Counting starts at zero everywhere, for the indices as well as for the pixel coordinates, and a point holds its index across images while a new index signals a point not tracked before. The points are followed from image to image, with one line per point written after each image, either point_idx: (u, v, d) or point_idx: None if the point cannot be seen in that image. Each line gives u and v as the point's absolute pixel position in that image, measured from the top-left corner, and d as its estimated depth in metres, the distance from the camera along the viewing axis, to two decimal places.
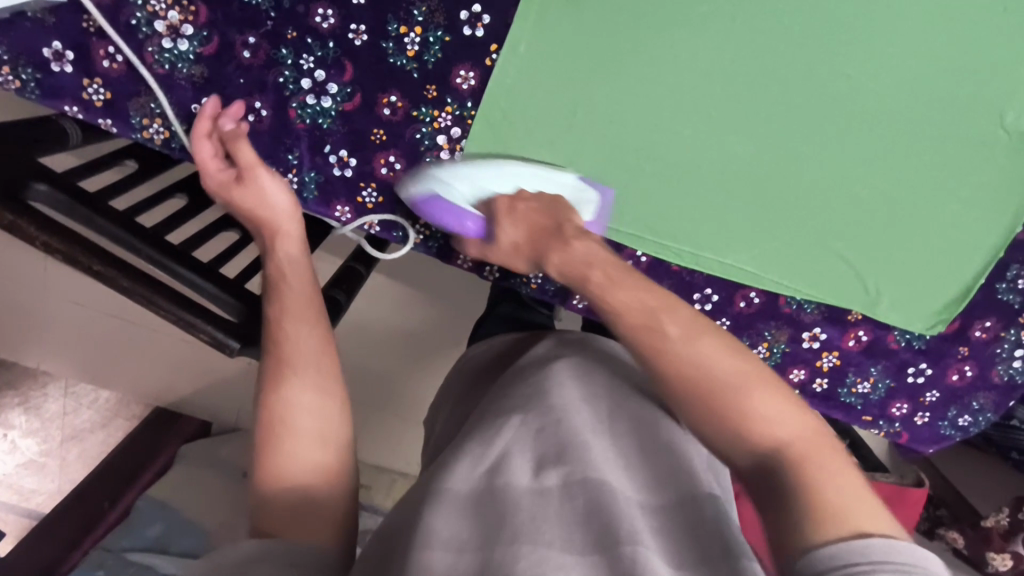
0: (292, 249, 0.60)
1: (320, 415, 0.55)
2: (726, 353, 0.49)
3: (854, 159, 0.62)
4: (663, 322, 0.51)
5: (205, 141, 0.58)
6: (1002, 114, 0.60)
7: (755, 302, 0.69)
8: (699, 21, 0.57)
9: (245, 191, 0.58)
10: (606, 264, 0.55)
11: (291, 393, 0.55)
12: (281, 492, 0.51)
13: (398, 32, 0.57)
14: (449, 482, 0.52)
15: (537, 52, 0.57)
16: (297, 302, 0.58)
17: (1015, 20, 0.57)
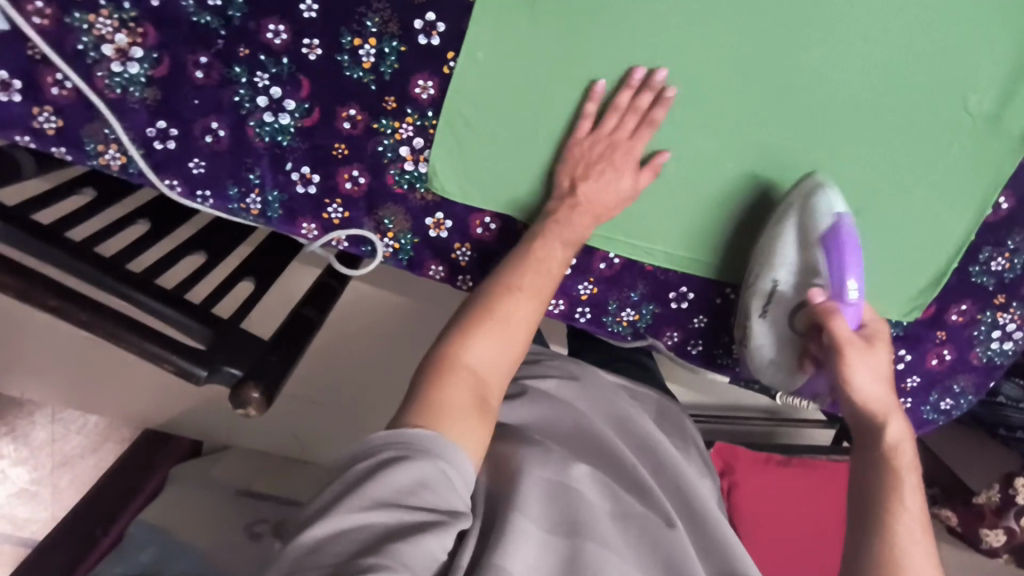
0: (561, 243, 0.59)
1: (500, 343, 0.54)
2: (877, 377, 0.58)
3: (820, 150, 0.62)
4: (889, 424, 0.58)
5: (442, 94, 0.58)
6: (965, 98, 0.60)
7: (730, 298, 0.70)
8: (656, 19, 0.56)
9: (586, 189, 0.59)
10: (545, 286, 0.58)
11: (485, 329, 0.53)
12: (467, 384, 0.51)
13: (353, 44, 0.56)
14: (532, 467, 0.52)
15: (496, 58, 0.56)
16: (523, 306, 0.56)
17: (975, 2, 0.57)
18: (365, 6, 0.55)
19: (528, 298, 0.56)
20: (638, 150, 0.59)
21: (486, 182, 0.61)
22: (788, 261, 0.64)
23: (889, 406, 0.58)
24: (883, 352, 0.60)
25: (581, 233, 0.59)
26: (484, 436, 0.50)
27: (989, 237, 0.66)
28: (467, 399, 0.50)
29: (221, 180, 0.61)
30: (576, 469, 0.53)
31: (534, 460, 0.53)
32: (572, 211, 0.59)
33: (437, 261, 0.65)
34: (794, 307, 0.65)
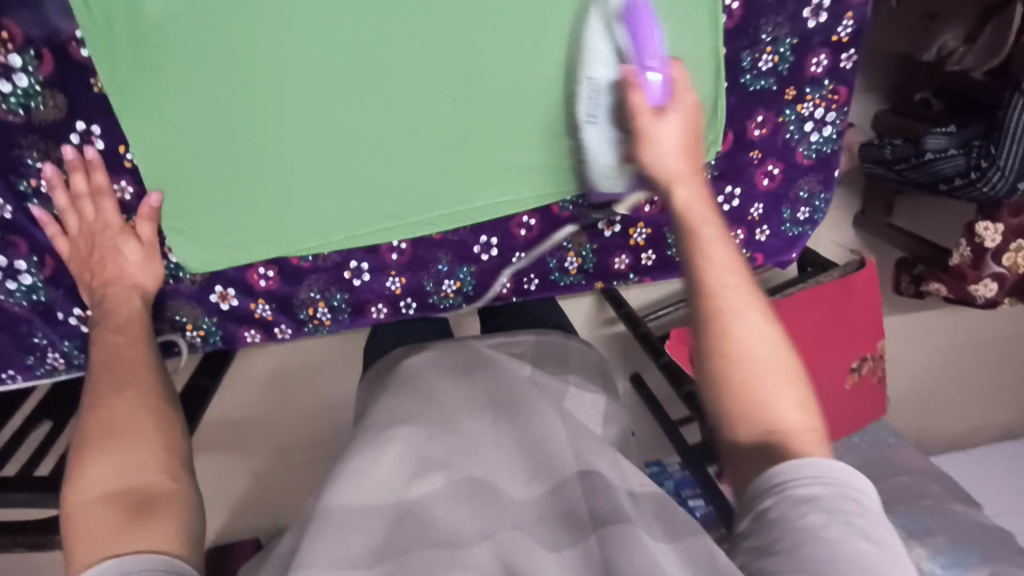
0: (116, 330, 0.54)
1: (128, 450, 0.45)
2: (668, 146, 0.54)
3: (522, 50, 0.58)
4: (710, 244, 0.50)
5: (102, 170, 0.56)
6: None
7: (533, 224, 0.67)
8: (273, 22, 0.52)
9: (122, 251, 0.57)
10: (132, 327, 0.55)
11: (99, 450, 0.45)
12: (99, 501, 0.42)
13: (32, 185, 0.56)
14: (332, 492, 0.45)
15: (163, 128, 0.55)
16: (131, 350, 0.53)
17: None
18: (18, 146, 0.54)
19: (132, 366, 0.51)
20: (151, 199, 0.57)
21: (235, 241, 0.61)
22: (604, 51, 0.57)
23: (737, 288, 0.49)
24: (673, 122, 0.55)
25: (130, 303, 0.56)
26: (175, 531, 0.41)
27: (741, 43, 0.62)
28: (108, 516, 0.41)
29: (14, 355, 0.62)
30: (392, 457, 0.47)
31: (339, 477, 0.46)
32: (103, 287, 0.56)
33: (247, 326, 0.66)
34: (615, 107, 0.58)
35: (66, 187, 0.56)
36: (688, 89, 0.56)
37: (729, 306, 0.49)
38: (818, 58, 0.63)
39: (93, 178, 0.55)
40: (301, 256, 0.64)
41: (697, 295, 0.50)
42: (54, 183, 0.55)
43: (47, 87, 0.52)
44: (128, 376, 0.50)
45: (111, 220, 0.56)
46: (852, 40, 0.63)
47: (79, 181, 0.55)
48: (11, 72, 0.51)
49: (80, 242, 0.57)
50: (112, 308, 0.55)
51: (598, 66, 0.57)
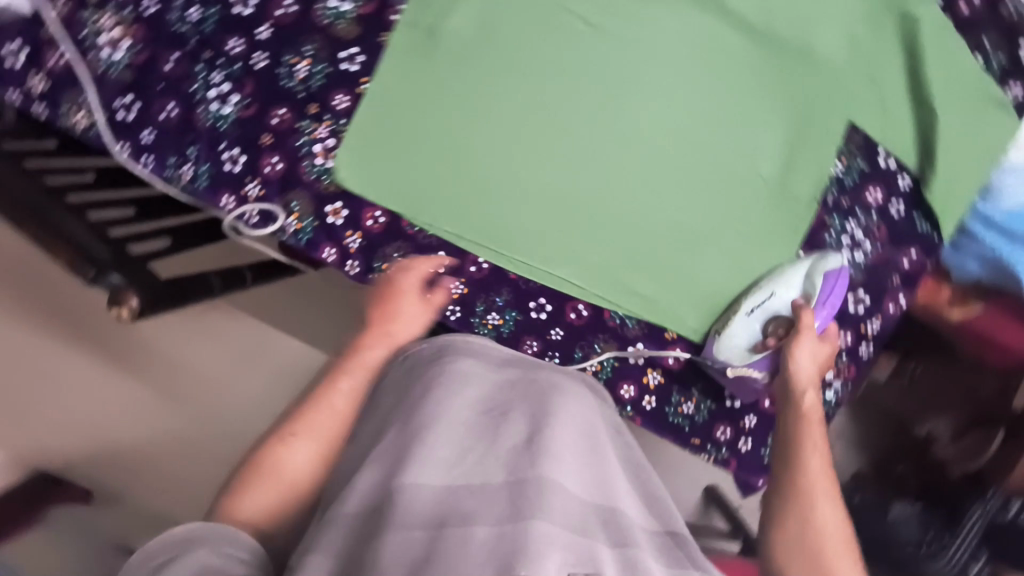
0: (345, 379, 0.71)
1: (289, 477, 0.66)
2: (813, 359, 0.71)
3: (651, 192, 0.76)
4: (812, 429, 0.67)
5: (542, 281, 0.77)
6: (760, 163, 0.75)
7: (583, 315, 0.79)
8: (516, 75, 0.74)
9: (398, 302, 0.73)
10: (350, 377, 0.71)
11: (262, 478, 0.66)
12: (245, 512, 0.64)
13: (291, 61, 0.73)
14: (410, 472, 0.56)
15: (401, 85, 0.73)
16: (342, 384, 0.70)
17: (769, 93, 0.73)
18: (306, 36, 0.73)
19: (323, 409, 0.69)
20: (416, 270, 0.74)
21: (379, 181, 0.75)
22: (797, 283, 0.74)
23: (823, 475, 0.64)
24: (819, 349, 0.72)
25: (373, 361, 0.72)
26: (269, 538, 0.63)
27: None
28: (254, 514, 0.64)
29: (164, 149, 0.74)
30: (456, 463, 0.58)
31: (416, 462, 0.57)
32: (379, 336, 0.73)
33: (331, 245, 0.76)
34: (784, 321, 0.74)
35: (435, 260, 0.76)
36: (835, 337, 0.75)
37: (813, 492, 0.63)
38: (844, 334, 0.79)
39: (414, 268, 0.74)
40: (410, 223, 0.76)
41: (787, 471, 0.65)
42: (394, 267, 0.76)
43: (355, 17, 0.72)
44: (329, 408, 0.69)
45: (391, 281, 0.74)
46: (873, 336, 0.79)
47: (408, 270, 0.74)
48: None
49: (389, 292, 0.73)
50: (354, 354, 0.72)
51: (786, 290, 0.73)
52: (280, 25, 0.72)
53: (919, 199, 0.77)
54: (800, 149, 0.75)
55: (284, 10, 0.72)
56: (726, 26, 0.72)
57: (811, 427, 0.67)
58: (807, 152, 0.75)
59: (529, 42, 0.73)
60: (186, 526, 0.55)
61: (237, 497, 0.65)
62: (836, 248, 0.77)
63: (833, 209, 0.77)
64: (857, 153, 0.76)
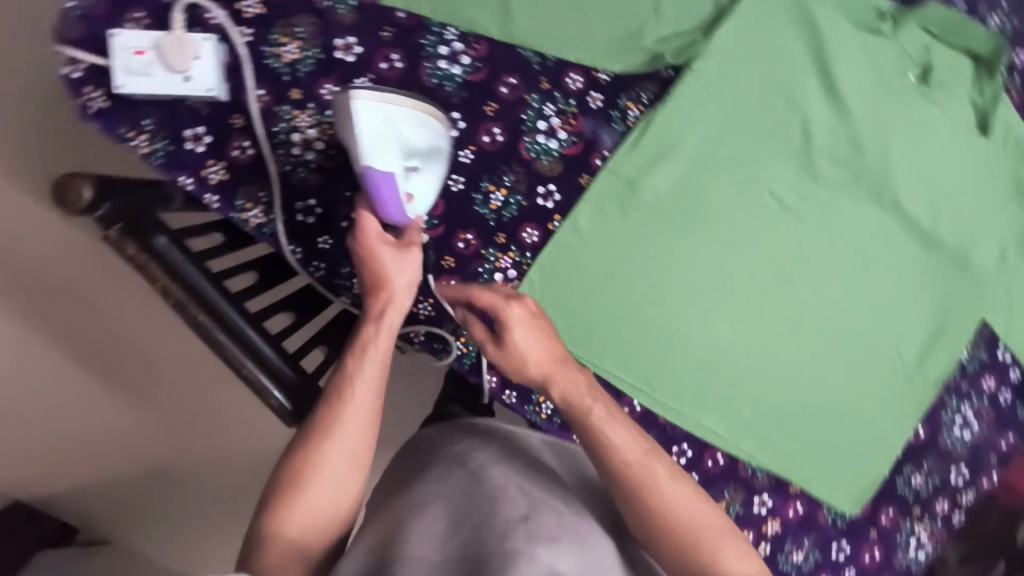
0: (360, 367, 0.62)
1: (330, 496, 0.61)
2: (531, 350, 0.64)
3: (802, 358, 0.80)
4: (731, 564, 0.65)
5: (519, 312, 0.63)
6: (902, 344, 0.81)
7: (720, 462, 0.81)
8: (703, 235, 0.76)
9: (380, 257, 0.61)
10: (352, 368, 0.62)
11: (303, 496, 0.60)
12: (284, 544, 0.59)
13: (488, 189, 0.72)
14: (416, 536, 0.58)
15: (593, 228, 0.74)
16: (358, 389, 0.62)
17: (921, 285, 0.79)
18: (507, 166, 0.72)
19: (355, 426, 0.61)
20: (511, 315, 0.63)
21: (554, 318, 0.74)
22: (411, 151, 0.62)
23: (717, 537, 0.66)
24: (523, 339, 0.63)
25: (376, 378, 0.62)
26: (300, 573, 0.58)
27: (910, 456, 0.84)
28: (286, 544, 0.59)
29: (339, 258, 0.71)
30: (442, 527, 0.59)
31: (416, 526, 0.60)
32: (373, 321, 0.63)
33: (494, 372, 0.74)
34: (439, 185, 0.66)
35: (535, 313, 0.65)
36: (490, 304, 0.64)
37: None
38: (941, 502, 0.86)
39: (484, 296, 0.64)
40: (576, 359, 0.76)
41: None
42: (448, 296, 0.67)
43: (559, 156, 0.73)
44: (352, 421, 0.61)
45: (499, 342, 0.64)
46: (964, 505, 0.87)
47: (520, 331, 0.63)
48: (553, 135, 0.73)
49: (513, 359, 0.64)
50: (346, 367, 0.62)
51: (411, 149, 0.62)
52: (484, 152, 0.72)
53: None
54: (936, 337, 0.81)
55: (490, 137, 0.72)
56: (900, 224, 0.77)
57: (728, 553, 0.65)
58: (941, 340, 0.82)
59: (724, 207, 0.75)
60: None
61: (269, 533, 0.59)
62: (949, 424, 0.84)
63: (953, 391, 0.84)
64: (981, 346, 0.83)
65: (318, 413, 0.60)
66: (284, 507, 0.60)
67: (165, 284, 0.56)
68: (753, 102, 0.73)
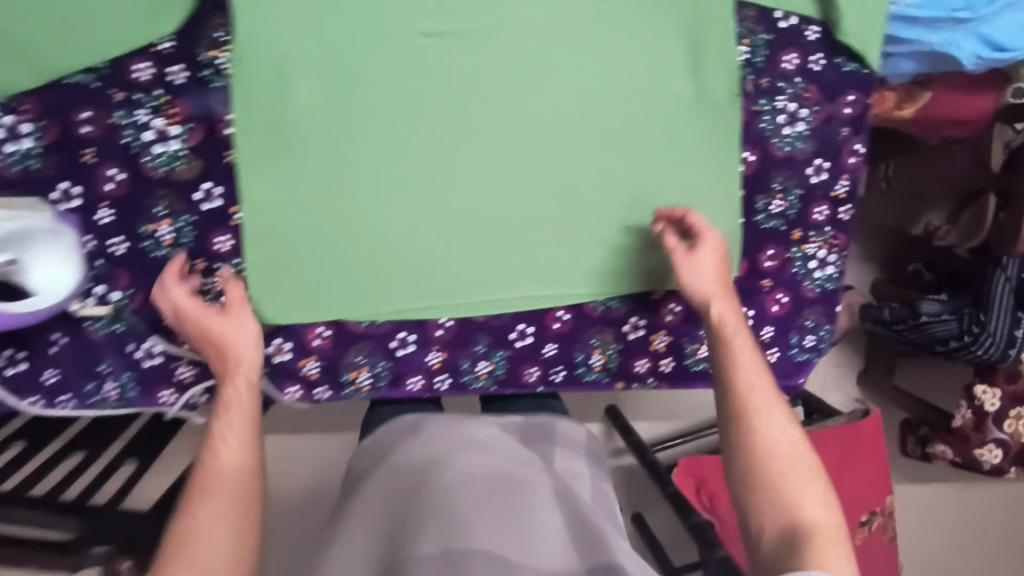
0: (226, 436, 0.55)
1: (217, 544, 0.51)
2: (703, 275, 0.64)
3: (574, 169, 0.68)
4: (796, 475, 0.56)
5: (708, 248, 0.64)
6: (665, 87, 0.69)
7: (566, 319, 0.74)
8: (381, 124, 0.65)
9: (209, 324, 0.60)
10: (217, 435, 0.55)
11: (211, 505, 0.52)
12: None
13: (151, 229, 0.65)
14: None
15: (272, 196, 0.65)
16: (231, 439, 0.55)
17: (638, 14, 0.67)
18: (150, 197, 0.64)
19: (240, 440, 0.56)
20: (706, 239, 0.65)
21: (303, 299, 0.68)
22: None
23: (798, 470, 0.56)
24: (707, 255, 0.64)
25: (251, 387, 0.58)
26: None
27: (756, 188, 0.73)
28: None
29: (76, 380, 0.67)
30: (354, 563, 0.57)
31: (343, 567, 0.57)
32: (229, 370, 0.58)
33: (292, 381, 0.71)
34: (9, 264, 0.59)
35: (717, 249, 0.65)
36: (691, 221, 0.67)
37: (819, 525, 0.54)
38: (819, 208, 0.75)
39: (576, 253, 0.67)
40: (356, 321, 0.70)
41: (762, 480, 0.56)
42: (659, 215, 0.69)
43: (188, 152, 0.64)
44: (224, 474, 0.54)
45: (683, 253, 0.65)
46: (846, 197, 0.76)
47: (701, 248, 0.65)
48: (167, 137, 0.63)
49: (688, 274, 0.64)
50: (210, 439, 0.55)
51: None
52: (118, 200, 0.64)
53: (834, 43, 0.71)
54: (696, 54, 0.68)
55: (112, 182, 0.63)
56: None
57: (785, 450, 0.57)
58: (704, 54, 0.68)
59: (380, 81, 0.64)
60: None
61: None
62: (776, 131, 0.72)
63: (757, 94, 0.71)
64: (755, 27, 0.70)
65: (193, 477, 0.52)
66: (183, 539, 0.50)
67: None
68: None
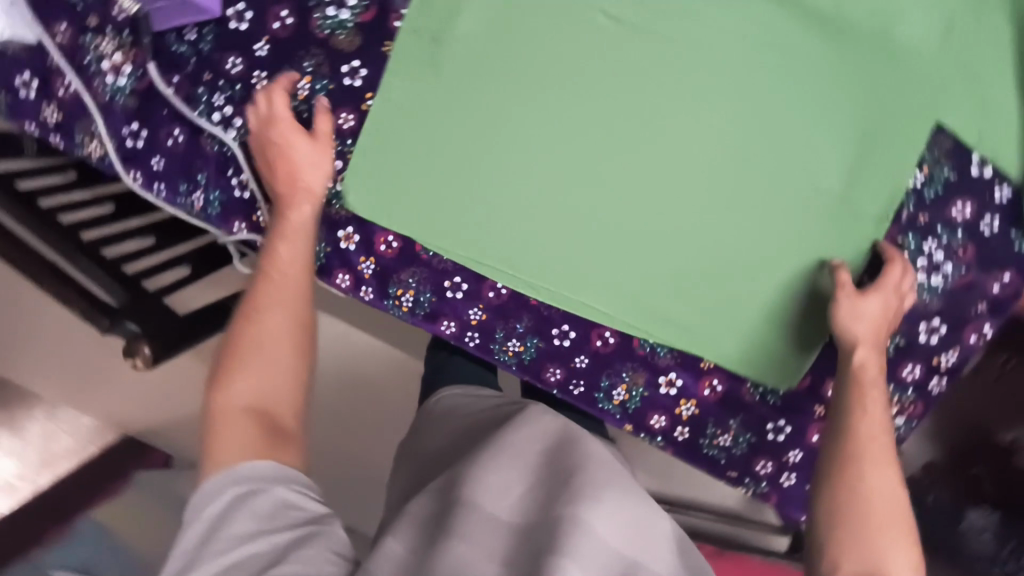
0: (284, 243, 0.68)
1: (264, 389, 0.65)
2: (864, 320, 0.62)
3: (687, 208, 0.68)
4: (886, 524, 0.54)
5: (880, 295, 0.62)
6: (817, 178, 0.64)
7: (611, 341, 0.73)
8: (537, 81, 0.66)
9: (292, 141, 0.67)
10: (288, 276, 0.68)
11: (250, 364, 0.65)
12: (241, 412, 0.63)
13: (292, 79, 0.68)
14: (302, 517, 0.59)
15: (409, 100, 0.67)
16: (285, 276, 0.68)
17: (831, 93, 0.61)
18: (304, 50, 0.67)
19: (285, 320, 0.67)
20: (891, 270, 0.63)
21: (390, 203, 0.70)
22: None
23: (890, 523, 0.54)
24: (874, 302, 0.62)
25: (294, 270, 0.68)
26: (287, 455, 0.63)
27: None
28: (244, 422, 0.62)
29: (174, 176, 0.73)
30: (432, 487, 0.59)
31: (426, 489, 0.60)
32: (304, 195, 0.68)
33: (344, 270, 0.73)
34: None
35: (887, 295, 0.63)
36: (895, 264, 0.63)
37: None
38: (911, 367, 0.69)
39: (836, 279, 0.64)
40: (425, 247, 0.72)
41: (841, 517, 0.55)
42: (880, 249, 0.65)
43: (355, 26, 0.66)
44: (270, 299, 0.67)
45: (854, 295, 0.62)
46: (947, 370, 0.69)
47: (890, 273, 0.63)
48: (342, 5, 0.65)
49: (849, 314, 0.62)
50: (273, 258, 0.68)
51: None
52: (278, 40, 0.67)
53: (1017, 214, 0.64)
54: (867, 158, 0.63)
55: (280, 23, 0.66)
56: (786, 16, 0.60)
57: (883, 507, 0.54)
58: (875, 163, 0.63)
59: (551, 44, 0.64)
60: (210, 484, 0.60)
61: (216, 404, 0.64)
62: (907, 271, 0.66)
63: (907, 226, 0.65)
64: (944, 160, 0.63)
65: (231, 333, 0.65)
66: (222, 385, 0.64)
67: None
68: None
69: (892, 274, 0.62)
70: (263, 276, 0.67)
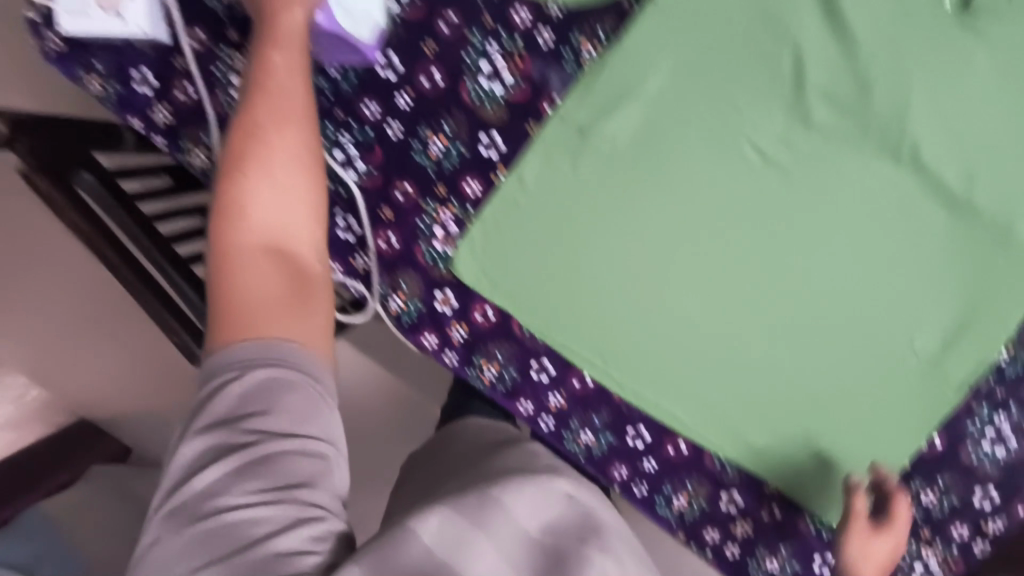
0: (279, 52, 0.58)
1: (279, 224, 0.57)
2: (873, 560, 0.67)
3: (785, 340, 0.69)
4: None
5: (889, 540, 0.68)
6: (913, 338, 0.67)
7: (683, 451, 0.73)
8: (670, 192, 0.66)
9: None
10: (291, 74, 0.58)
11: (255, 195, 0.56)
12: (252, 250, 0.56)
13: (426, 136, 0.67)
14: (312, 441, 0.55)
15: (540, 184, 0.67)
16: (287, 84, 0.58)
17: (941, 264, 0.65)
18: (447, 112, 0.66)
19: (302, 151, 0.58)
20: (905, 512, 0.69)
21: (497, 276, 0.69)
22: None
23: None
24: (882, 543, 0.68)
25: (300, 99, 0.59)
26: (314, 315, 0.58)
27: (920, 469, 0.71)
28: (264, 263, 0.57)
29: None
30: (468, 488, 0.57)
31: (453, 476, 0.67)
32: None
33: (433, 330, 0.72)
34: None
35: (895, 539, 0.69)
36: (907, 510, 0.69)
37: None
38: (959, 528, 0.72)
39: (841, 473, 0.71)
40: (521, 325, 0.71)
41: None
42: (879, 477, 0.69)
43: (504, 101, 0.65)
44: (277, 123, 0.57)
45: (867, 533, 0.68)
46: (992, 535, 0.72)
47: (902, 514, 0.69)
48: (496, 77, 0.65)
49: (862, 552, 0.67)
50: (267, 68, 0.58)
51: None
52: (422, 96, 0.66)
53: None
54: (963, 331, 0.66)
55: (428, 80, 0.65)
56: (919, 189, 0.63)
57: None
58: (969, 335, 0.66)
59: (693, 164, 0.65)
60: (228, 351, 0.55)
61: (226, 250, 0.56)
62: (976, 439, 0.70)
63: (983, 398, 0.69)
64: None
65: (236, 155, 0.56)
66: (233, 218, 0.56)
67: (79, 226, 0.57)
68: (735, 36, 0.62)
69: (904, 518, 0.69)
70: (259, 88, 0.58)
